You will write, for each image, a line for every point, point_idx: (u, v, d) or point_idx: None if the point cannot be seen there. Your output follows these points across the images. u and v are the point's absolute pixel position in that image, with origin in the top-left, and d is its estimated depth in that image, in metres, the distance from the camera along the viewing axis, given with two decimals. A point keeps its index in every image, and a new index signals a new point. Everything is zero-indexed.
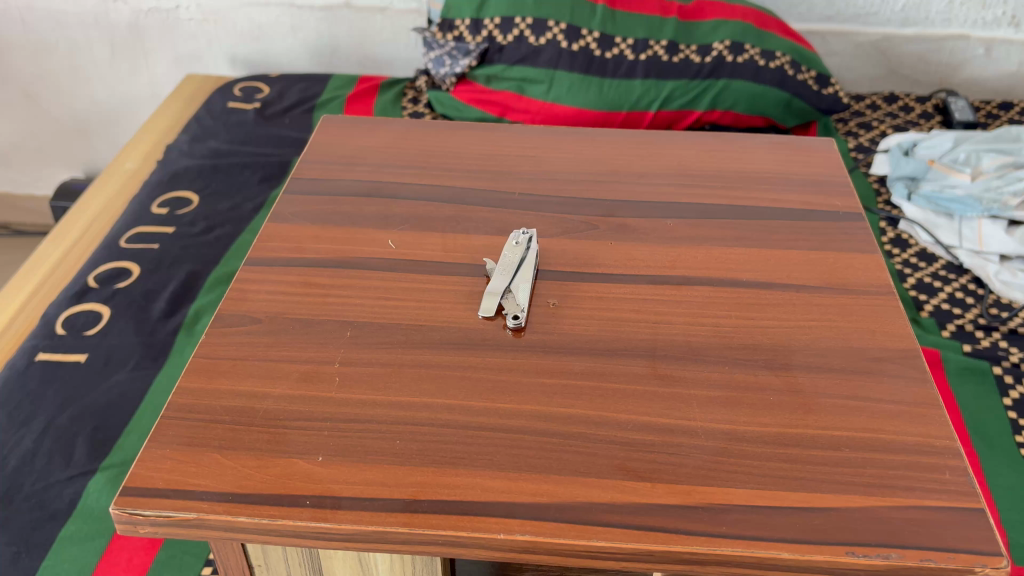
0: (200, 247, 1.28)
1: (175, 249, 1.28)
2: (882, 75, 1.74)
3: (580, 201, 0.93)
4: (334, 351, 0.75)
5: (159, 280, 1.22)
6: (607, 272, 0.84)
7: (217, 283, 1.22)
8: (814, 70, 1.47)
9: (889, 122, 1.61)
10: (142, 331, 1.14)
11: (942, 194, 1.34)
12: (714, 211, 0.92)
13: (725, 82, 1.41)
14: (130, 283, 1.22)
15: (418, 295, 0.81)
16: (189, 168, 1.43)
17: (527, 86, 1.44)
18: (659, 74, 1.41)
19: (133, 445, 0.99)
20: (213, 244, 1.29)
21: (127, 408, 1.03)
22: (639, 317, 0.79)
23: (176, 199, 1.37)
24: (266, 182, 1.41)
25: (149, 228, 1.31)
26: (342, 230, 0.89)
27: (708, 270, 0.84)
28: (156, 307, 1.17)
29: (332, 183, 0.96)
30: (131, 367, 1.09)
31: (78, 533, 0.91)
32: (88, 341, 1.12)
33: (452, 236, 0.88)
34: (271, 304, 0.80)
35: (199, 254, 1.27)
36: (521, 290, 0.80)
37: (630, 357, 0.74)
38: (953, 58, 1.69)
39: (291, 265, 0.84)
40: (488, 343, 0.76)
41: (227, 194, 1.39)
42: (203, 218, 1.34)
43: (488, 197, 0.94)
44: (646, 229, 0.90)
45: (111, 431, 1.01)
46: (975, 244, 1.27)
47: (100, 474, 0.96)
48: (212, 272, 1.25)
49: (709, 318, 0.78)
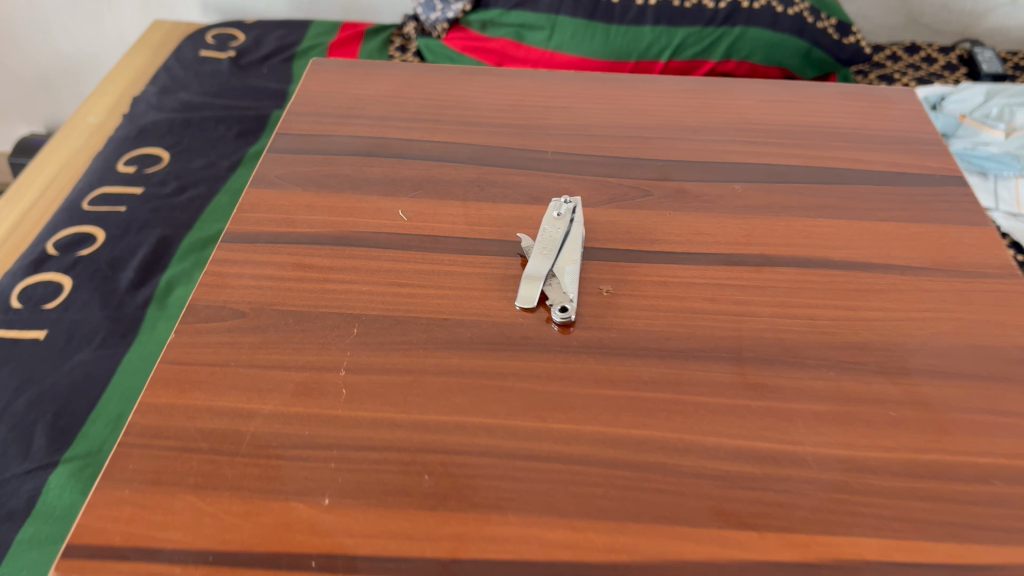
0: (172, 209, 1.11)
1: (144, 211, 1.10)
2: (901, 25, 1.56)
3: (627, 162, 0.78)
4: (338, 354, 0.59)
5: (126, 247, 1.05)
6: (668, 249, 0.69)
7: (193, 251, 1.05)
8: (836, 16, 1.24)
9: (910, 75, 1.42)
10: (108, 305, 0.97)
11: (972, 151, 1.13)
12: (788, 174, 0.77)
13: (741, 30, 1.21)
14: (95, 249, 1.05)
15: (439, 280, 0.66)
16: (159, 119, 1.25)
17: (526, 33, 1.25)
18: (671, 19, 1.22)
19: (99, 433, 0.84)
20: (186, 206, 1.12)
21: (92, 392, 0.87)
22: (714, 309, 0.63)
23: (145, 153, 1.20)
24: (244, 138, 1.24)
25: (114, 186, 1.14)
26: (342, 198, 0.73)
27: (790, 248, 0.69)
28: (123, 277, 1.00)
29: (325, 140, 0.79)
30: (96, 345, 0.92)
31: (37, 536, 0.75)
32: (47, 316, 0.96)
33: (475, 205, 0.73)
34: (256, 293, 0.64)
35: (172, 216, 1.10)
36: (567, 273, 0.65)
37: (709, 361, 0.60)
38: (977, 6, 1.49)
39: (279, 242, 0.68)
40: (530, 342, 0.61)
41: (202, 149, 1.21)
42: (175, 177, 1.16)
43: (516, 158, 0.78)
44: (709, 195, 0.74)
45: (74, 418, 0.85)
46: (1013, 206, 1.09)
47: (62, 467, 0.80)
48: (186, 238, 1.07)
49: (800, 310, 0.64)
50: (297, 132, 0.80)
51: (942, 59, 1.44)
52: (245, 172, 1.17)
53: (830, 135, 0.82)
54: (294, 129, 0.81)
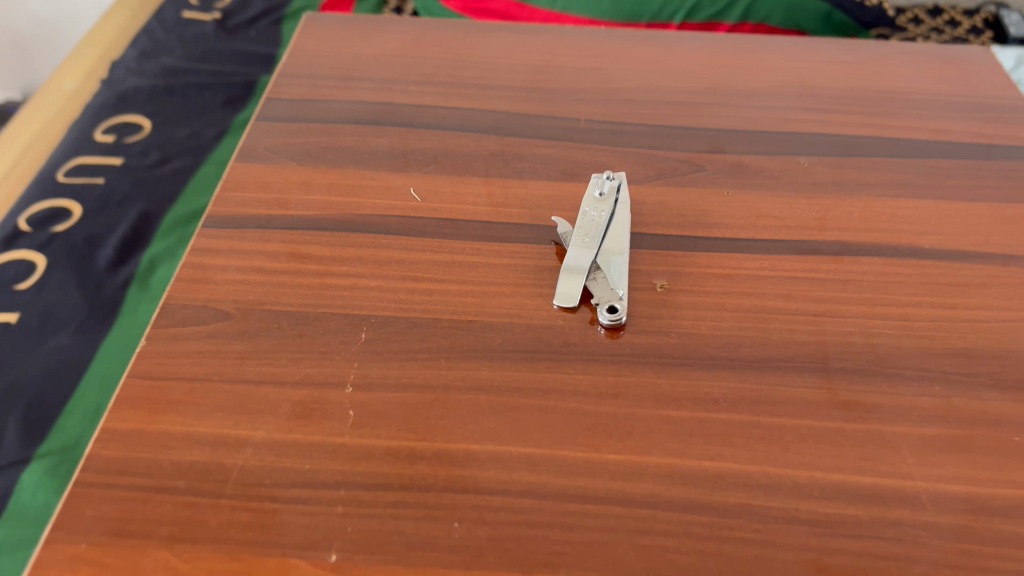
0: (155, 181, 0.96)
1: (123, 184, 0.95)
2: None
3: (673, 133, 0.67)
4: (343, 366, 0.49)
5: (103, 223, 0.90)
6: (729, 235, 0.59)
7: (177, 227, 0.91)
8: None
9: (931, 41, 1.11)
10: (85, 287, 0.83)
11: None
12: (859, 146, 0.66)
13: None
14: (70, 223, 0.90)
15: (461, 273, 0.55)
16: (141, 85, 1.09)
17: None
18: None
19: (77, 424, 0.73)
20: (169, 178, 0.97)
21: (70, 380, 0.76)
22: (788, 310, 0.54)
23: (126, 120, 1.05)
24: (232, 105, 1.09)
25: (91, 155, 0.99)
26: (343, 173, 0.62)
27: (871, 234, 0.59)
28: (101, 256, 0.86)
29: (323, 106, 0.69)
30: (73, 330, 0.79)
31: (7, 542, 0.65)
32: (16, 298, 0.81)
33: (500, 183, 0.62)
34: (243, 292, 0.53)
35: (155, 188, 0.96)
36: (614, 265, 0.55)
37: (789, 374, 0.50)
38: None
39: (270, 227, 0.58)
40: (573, 350, 0.51)
41: (185, 118, 1.06)
42: (156, 147, 1.01)
43: (545, 127, 0.67)
44: (772, 170, 0.64)
45: (49, 409, 0.73)
46: None
47: (35, 463, 0.70)
48: (170, 214, 0.93)
49: (891, 309, 0.54)
50: (289, 97, 0.69)
51: (967, 19, 1.15)
52: (234, 141, 1.02)
53: (903, 101, 0.71)
54: (286, 93, 0.70)
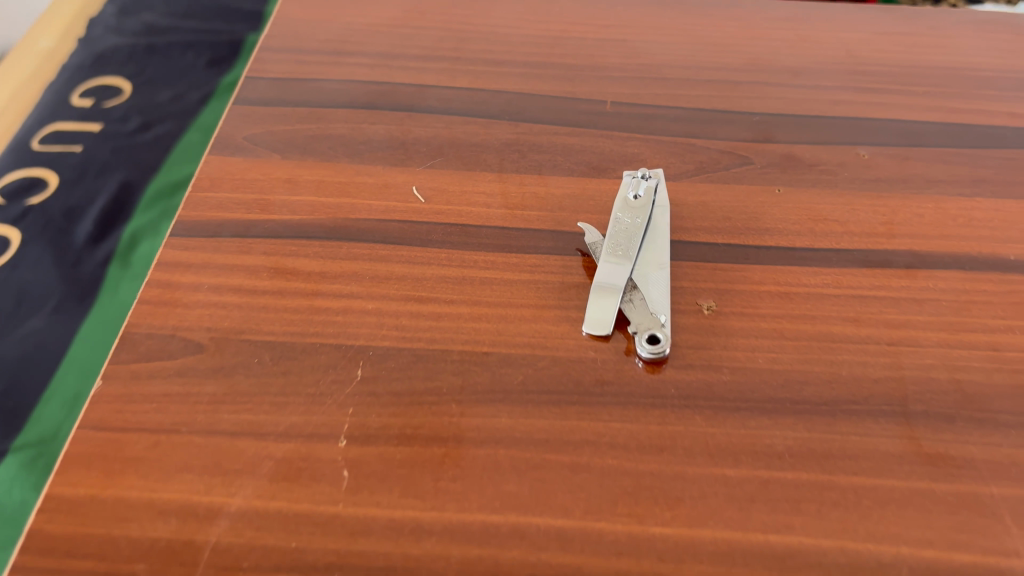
0: (136, 148, 0.76)
1: (101, 156, 0.74)
2: None
3: (713, 118, 0.59)
4: (336, 413, 0.41)
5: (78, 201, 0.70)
6: (784, 244, 0.51)
7: (159, 198, 0.72)
8: None
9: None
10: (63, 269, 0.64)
11: None
12: (926, 134, 0.58)
13: None
14: (47, 196, 0.70)
15: (473, 293, 0.47)
16: (122, 41, 0.85)
17: None
18: None
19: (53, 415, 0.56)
20: (153, 147, 0.76)
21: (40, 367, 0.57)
22: (857, 338, 0.46)
23: (104, 79, 0.81)
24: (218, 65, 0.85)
25: (67, 121, 0.77)
26: (336, 169, 0.54)
27: (947, 241, 0.51)
28: (80, 229, 0.68)
29: (311, 86, 0.60)
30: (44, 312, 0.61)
31: None
32: None
33: (516, 180, 0.54)
34: (218, 318, 0.46)
35: (138, 155, 0.75)
36: (653, 284, 0.47)
37: (862, 419, 0.42)
38: None
39: (250, 236, 0.50)
40: (608, 390, 0.43)
41: (167, 78, 0.83)
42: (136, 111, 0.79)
43: (566, 111, 0.59)
44: (828, 164, 0.56)
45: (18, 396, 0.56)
46: None
47: (7, 456, 0.54)
48: (156, 187, 0.73)
49: (979, 337, 0.46)
50: (273, 76, 0.61)
51: None
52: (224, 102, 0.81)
53: (971, 79, 0.63)
54: (268, 70, 0.61)
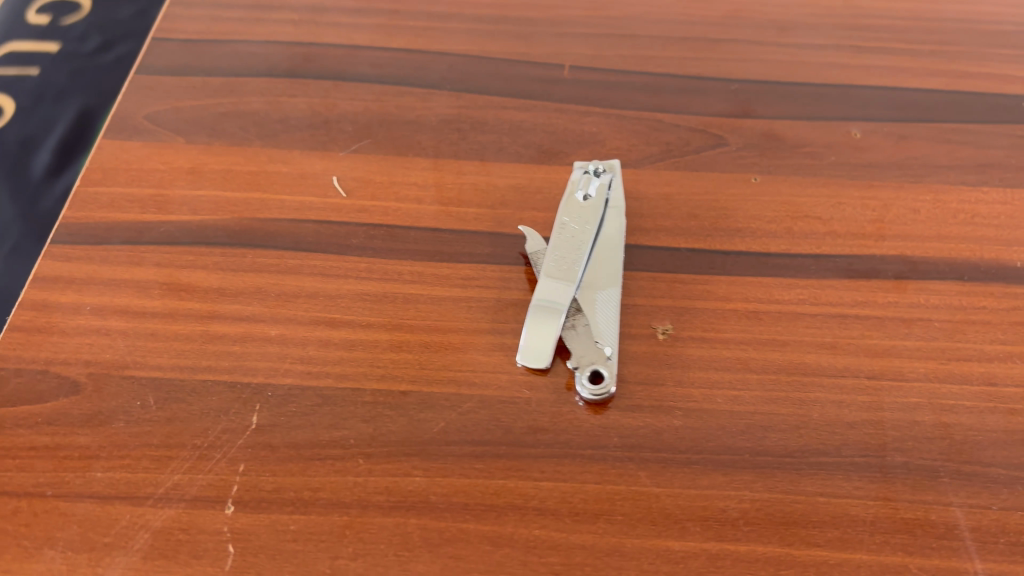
0: (103, 70, 0.63)
1: (56, 79, 0.61)
2: None
3: (684, 87, 0.51)
4: (224, 472, 0.36)
5: (33, 128, 0.58)
6: (756, 248, 0.44)
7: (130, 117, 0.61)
8: None
9: None
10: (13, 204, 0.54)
11: None
12: (928, 106, 0.51)
13: None
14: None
15: (394, 314, 0.41)
16: None
17: None
18: None
19: None
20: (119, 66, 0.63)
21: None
22: (833, 370, 0.40)
23: None
24: None
25: (21, 42, 0.62)
26: (247, 156, 0.47)
27: (944, 244, 0.44)
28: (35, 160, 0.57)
29: (227, 50, 0.53)
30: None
31: None
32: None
33: (453, 168, 0.47)
34: (99, 349, 0.40)
35: (103, 80, 0.62)
36: (600, 306, 0.40)
37: (832, 475, 0.37)
38: None
39: (143, 243, 0.43)
40: (541, 440, 0.37)
41: None
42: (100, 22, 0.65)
43: (517, 79, 0.52)
44: (813, 145, 0.49)
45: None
46: None
47: None
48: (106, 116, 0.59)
49: (973, 368, 0.40)
50: (183, 36, 0.53)
51: None
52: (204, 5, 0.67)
53: (984, 35, 0.55)
54: (179, 29, 0.53)
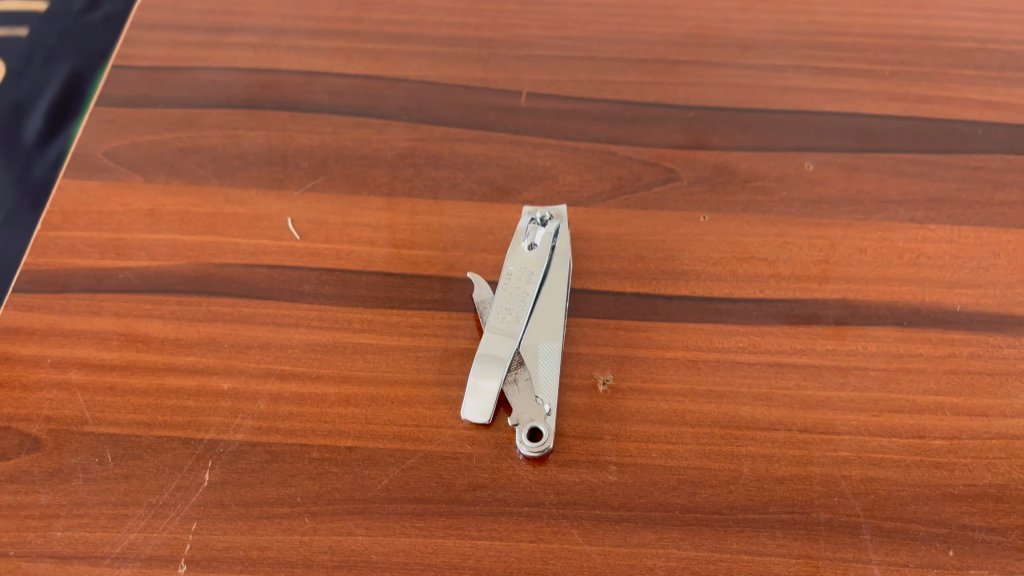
0: (89, 29, 0.63)
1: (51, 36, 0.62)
2: None
3: (639, 116, 0.52)
4: (177, 530, 0.38)
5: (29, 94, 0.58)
6: (700, 293, 0.45)
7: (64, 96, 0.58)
8: None
9: None
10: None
11: None
12: (883, 133, 0.51)
13: None
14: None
15: (343, 365, 0.42)
16: None
17: None
18: None
19: None
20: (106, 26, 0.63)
21: None
22: (766, 422, 0.41)
23: None
24: None
25: None
26: (204, 196, 0.48)
27: (886, 286, 0.45)
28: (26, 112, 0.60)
29: (185, 78, 0.53)
30: None
31: None
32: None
33: (406, 207, 0.48)
34: (58, 404, 0.41)
35: (92, 39, 0.62)
36: (543, 359, 0.41)
37: (757, 533, 0.38)
38: None
39: (102, 291, 0.45)
40: (480, 497, 0.39)
41: None
42: None
43: (474, 108, 0.52)
44: (764, 179, 0.49)
45: None
46: None
47: None
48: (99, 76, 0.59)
49: (903, 420, 0.41)
50: (143, 63, 0.53)
51: None
52: None
53: (946, 53, 0.55)
54: (139, 55, 0.54)
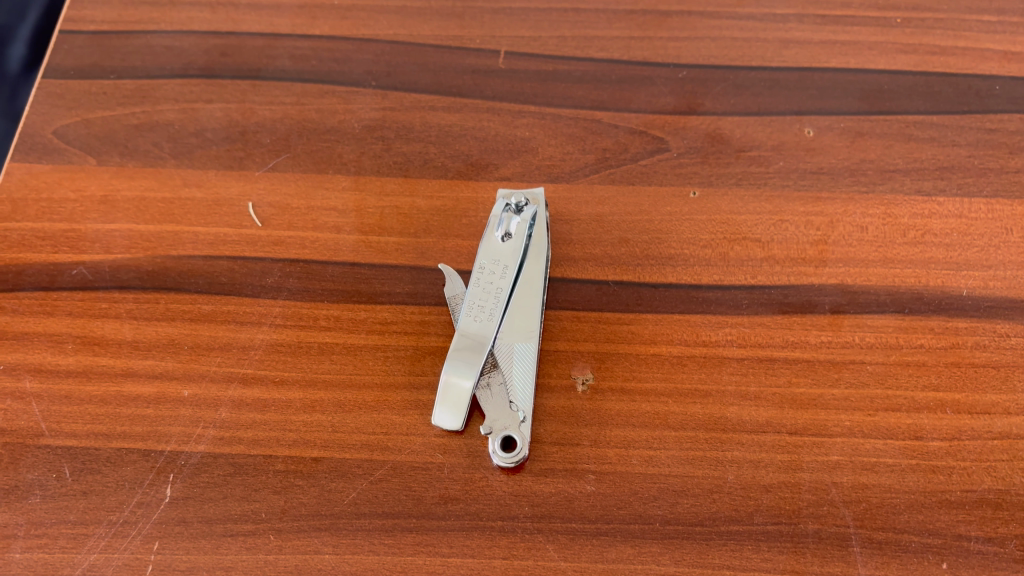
0: None
1: None
2: None
3: (626, 76, 0.48)
4: (139, 550, 0.37)
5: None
6: (687, 280, 0.42)
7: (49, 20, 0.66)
8: None
9: None
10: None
11: None
12: (891, 92, 0.47)
13: None
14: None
15: (308, 367, 0.40)
16: None
17: None
18: None
19: None
20: None
21: None
22: (754, 424, 0.39)
23: None
24: None
25: None
26: (160, 180, 0.45)
27: (888, 269, 0.42)
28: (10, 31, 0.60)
29: (138, 45, 0.49)
30: None
31: None
32: None
33: (374, 187, 0.45)
34: (14, 414, 0.40)
35: None
36: (517, 361, 0.39)
37: (741, 546, 0.36)
38: None
39: (55, 288, 0.42)
40: (452, 511, 0.37)
41: None
42: None
43: (447, 71, 0.48)
44: (760, 147, 0.45)
45: None
46: None
47: None
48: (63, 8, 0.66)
49: (900, 419, 0.39)
50: (92, 27, 0.50)
51: None
52: None
53: None
54: (87, 18, 0.50)
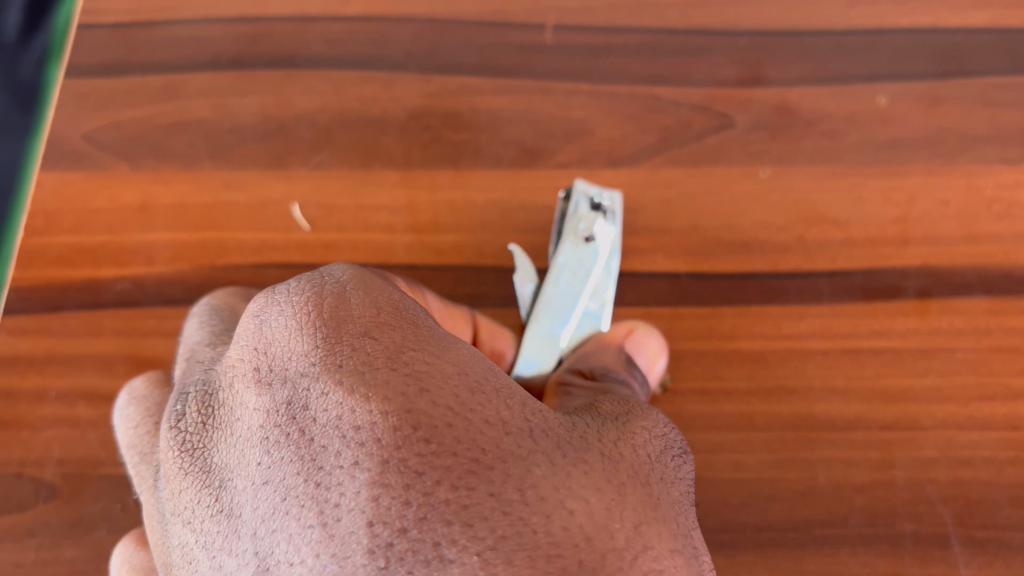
0: None
1: None
2: None
3: (685, 45, 0.44)
4: None
5: None
6: (765, 268, 0.40)
7: None
8: None
9: None
10: None
11: None
12: (970, 53, 0.43)
13: None
14: None
15: None
16: None
17: None
18: None
19: None
20: None
21: None
22: (844, 421, 0.37)
23: None
24: None
25: None
26: (200, 184, 0.43)
27: (976, 246, 0.40)
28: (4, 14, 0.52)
29: (162, 36, 0.46)
30: None
31: None
32: None
33: (426, 181, 0.42)
34: (70, 443, 0.39)
35: None
36: None
37: (838, 552, 0.35)
38: None
39: (100, 307, 0.41)
40: None
41: None
42: None
43: (494, 47, 0.45)
44: (833, 119, 0.42)
45: None
46: None
47: None
48: None
49: (996, 409, 0.37)
50: (111, 19, 0.46)
51: None
52: None
53: None
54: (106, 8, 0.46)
